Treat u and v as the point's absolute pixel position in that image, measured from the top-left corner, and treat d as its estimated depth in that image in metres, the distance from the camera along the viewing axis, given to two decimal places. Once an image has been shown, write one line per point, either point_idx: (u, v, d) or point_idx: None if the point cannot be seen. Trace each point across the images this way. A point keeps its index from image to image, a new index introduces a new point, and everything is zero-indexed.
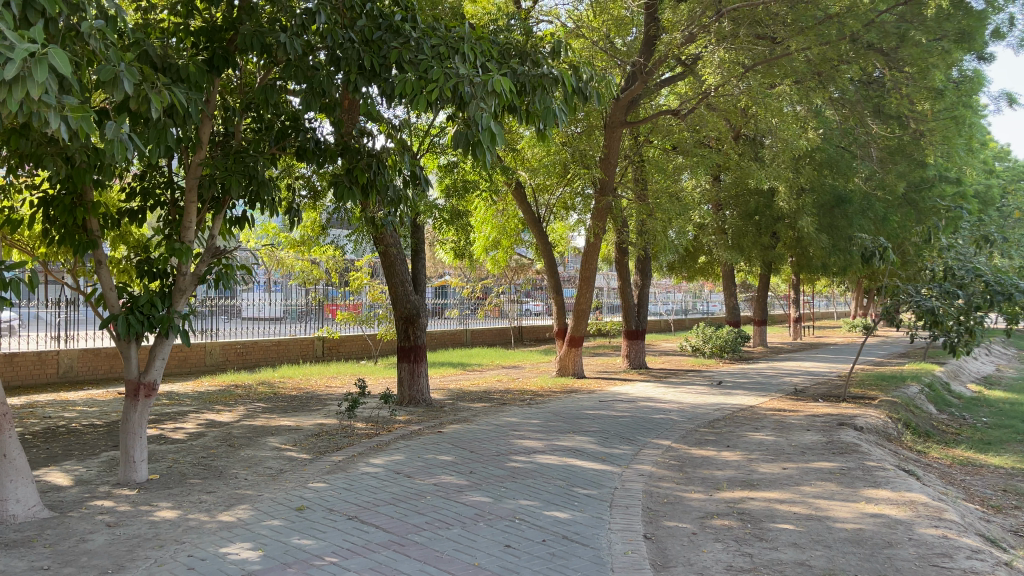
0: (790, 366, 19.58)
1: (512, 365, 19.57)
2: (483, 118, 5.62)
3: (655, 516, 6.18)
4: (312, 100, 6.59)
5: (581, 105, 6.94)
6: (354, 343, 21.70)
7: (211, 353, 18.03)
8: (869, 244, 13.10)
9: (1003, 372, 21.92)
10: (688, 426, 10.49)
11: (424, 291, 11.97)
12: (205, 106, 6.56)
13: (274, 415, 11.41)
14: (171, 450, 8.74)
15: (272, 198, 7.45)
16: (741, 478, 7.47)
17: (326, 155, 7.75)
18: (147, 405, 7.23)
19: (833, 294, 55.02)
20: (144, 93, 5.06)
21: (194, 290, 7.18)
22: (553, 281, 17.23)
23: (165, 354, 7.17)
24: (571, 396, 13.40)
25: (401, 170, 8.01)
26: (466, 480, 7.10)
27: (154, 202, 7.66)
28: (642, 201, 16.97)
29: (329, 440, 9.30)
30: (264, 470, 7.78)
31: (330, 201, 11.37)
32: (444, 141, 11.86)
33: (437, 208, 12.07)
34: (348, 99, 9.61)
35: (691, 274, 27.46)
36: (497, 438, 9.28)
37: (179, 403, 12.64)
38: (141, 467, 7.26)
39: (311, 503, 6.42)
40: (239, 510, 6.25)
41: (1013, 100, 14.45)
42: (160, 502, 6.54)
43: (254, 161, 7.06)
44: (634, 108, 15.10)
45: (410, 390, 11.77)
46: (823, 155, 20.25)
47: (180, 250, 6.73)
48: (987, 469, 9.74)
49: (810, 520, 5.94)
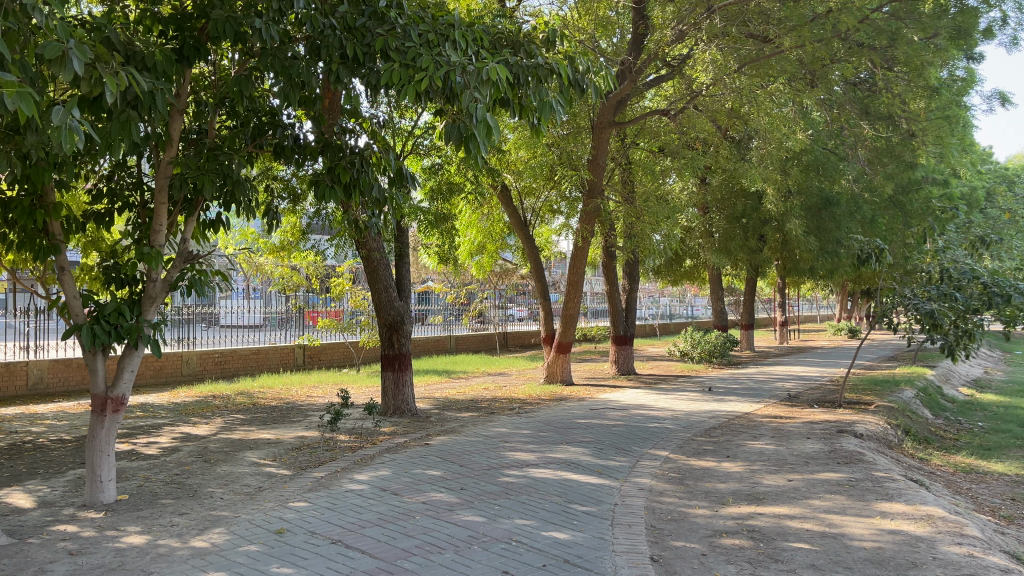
0: (781, 371, 19.32)
1: (498, 373, 19.16)
2: (479, 109, 5.23)
3: (661, 535, 5.79)
4: (290, 93, 6.20)
5: (577, 98, 6.55)
6: (336, 351, 21.16)
7: (188, 362, 17.47)
8: (865, 246, 12.87)
9: (992, 375, 21.81)
10: (684, 435, 10.14)
11: (408, 296, 11.53)
12: (174, 99, 6.16)
13: (253, 427, 10.93)
14: (142, 468, 8.22)
15: (249, 199, 7.00)
16: (747, 491, 7.12)
17: (306, 153, 7.34)
18: (116, 421, 6.77)
19: (816, 297, 55.11)
20: (98, 75, 4.59)
21: (166, 297, 6.72)
22: (540, 285, 16.79)
23: (135, 366, 6.74)
24: (561, 404, 13.00)
25: (386, 169, 7.57)
26: (457, 498, 6.68)
27: (121, 205, 7.24)
28: (628, 204, 16.65)
29: (310, 454, 8.84)
30: (242, 488, 7.32)
31: (309, 205, 10.93)
32: (429, 141, 11.50)
33: (420, 210, 11.64)
34: (329, 95, 9.22)
35: (677, 278, 27.13)
36: (488, 450, 8.85)
37: (154, 415, 12.10)
38: (109, 487, 6.77)
39: (291, 525, 5.97)
40: (214, 535, 5.80)
41: (1005, 98, 14.35)
42: (129, 527, 6.06)
43: (228, 158, 6.62)
44: (622, 107, 14.59)
45: (394, 400, 11.34)
46: (810, 157, 20.05)
47: (149, 255, 6.27)
48: (992, 476, 9.48)
49: (826, 538, 5.59)
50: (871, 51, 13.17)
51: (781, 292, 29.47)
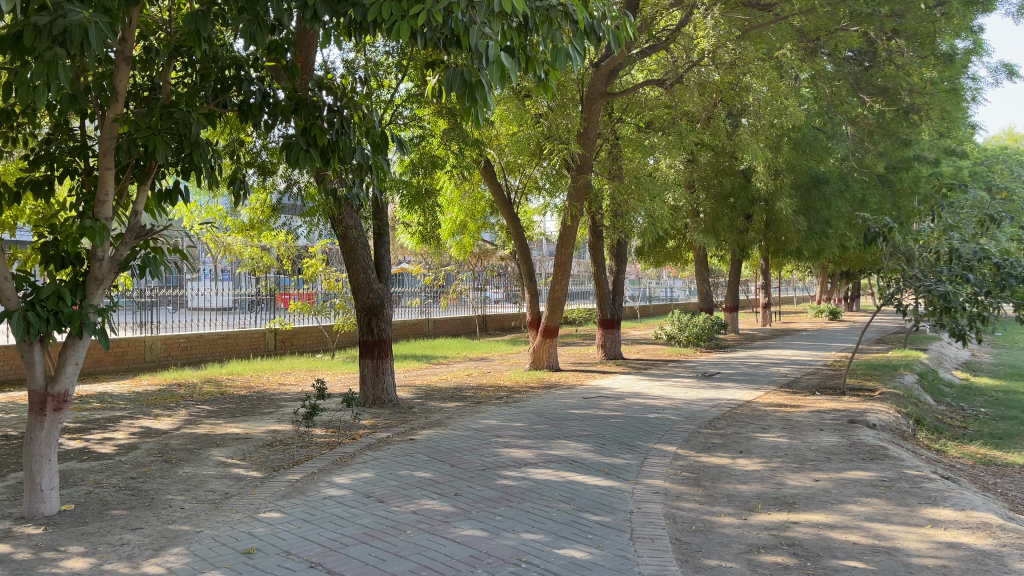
0: (772, 355, 18.73)
1: (480, 358, 18.32)
2: (491, 47, 4.36)
3: (690, 553, 5.05)
4: (257, 33, 5.43)
5: (592, 50, 5.71)
6: (309, 335, 20.20)
7: (152, 348, 16.42)
8: (871, 223, 12.25)
9: (981, 357, 21.53)
10: (689, 426, 9.43)
11: (388, 278, 10.64)
12: (120, 43, 5.27)
13: (220, 421, 10.02)
14: (93, 470, 7.29)
15: (211, 164, 6.06)
16: (774, 494, 6.38)
17: (277, 112, 6.49)
18: (58, 421, 5.88)
19: (792, 278, 54.85)
20: None
21: (115, 278, 5.78)
22: (526, 267, 15.90)
23: (79, 358, 5.84)
24: (551, 392, 12.21)
25: (369, 130, 6.68)
26: (452, 507, 5.89)
27: (61, 171, 6.25)
28: (617, 180, 15.77)
29: (283, 452, 7.98)
30: (206, 495, 6.44)
31: (280, 178, 10.14)
32: (410, 110, 10.54)
33: (400, 184, 10.75)
34: (300, 58, 8.48)
35: (660, 259, 26.33)
36: (480, 447, 8.04)
37: (112, 407, 11.13)
38: (51, 497, 5.86)
39: (263, 544, 5.13)
40: (171, 557, 4.94)
41: (1013, 70, 13.84)
42: (71, 547, 5.17)
43: (185, 116, 5.69)
44: (614, 78, 13.81)
45: (374, 389, 10.49)
46: (799, 136, 19.52)
47: (91, 229, 5.32)
48: (1014, 469, 8.88)
49: (879, 555, 4.90)
50: (880, 19, 12.44)
51: (764, 274, 28.99)
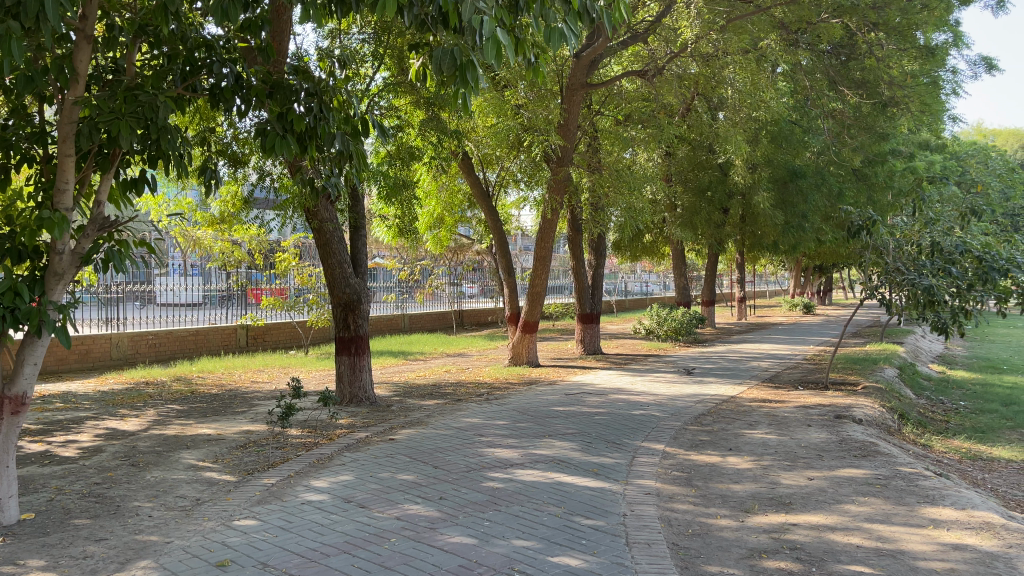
0: (750, 349, 18.67)
1: (457, 354, 18.01)
2: (487, 23, 4.06)
3: (690, 558, 4.84)
4: (229, 10, 5.12)
5: (586, 32, 5.42)
6: (282, 332, 19.77)
7: (118, 345, 15.93)
8: (855, 216, 12.00)
9: (953, 351, 21.69)
10: (675, 423, 9.25)
11: (365, 273, 10.31)
12: (79, 20, 4.92)
13: (191, 421, 9.63)
14: (55, 476, 6.90)
15: (179, 150, 5.70)
16: (768, 494, 6.20)
17: (250, 97, 6.15)
18: (16, 425, 5.50)
19: (765, 271, 55.28)
20: None
21: (77, 273, 5.40)
22: (504, 261, 15.61)
23: (38, 358, 5.47)
24: (532, 389, 11.98)
25: (348, 117, 6.36)
26: (437, 512, 5.62)
27: (18, 159, 5.85)
28: (595, 172, 15.49)
29: (257, 454, 7.65)
30: (176, 501, 6.10)
31: (252, 170, 9.78)
32: (386, 100, 10.21)
33: (377, 175, 10.39)
34: (276, 43, 8.19)
35: (636, 254, 26.23)
36: (463, 447, 7.77)
37: (75, 407, 10.67)
38: (10, 505, 5.49)
39: (237, 555, 4.83)
40: (139, 571, 4.62)
41: (992, 63, 13.83)
42: (30, 561, 4.82)
43: (152, 99, 5.33)
44: (595, 68, 13.56)
45: (351, 387, 10.16)
46: (776, 129, 19.53)
47: (50, 220, 4.95)
48: (1001, 464, 8.81)
49: (885, 558, 4.72)
50: (863, 11, 12.28)
51: (741, 268, 29.06)
